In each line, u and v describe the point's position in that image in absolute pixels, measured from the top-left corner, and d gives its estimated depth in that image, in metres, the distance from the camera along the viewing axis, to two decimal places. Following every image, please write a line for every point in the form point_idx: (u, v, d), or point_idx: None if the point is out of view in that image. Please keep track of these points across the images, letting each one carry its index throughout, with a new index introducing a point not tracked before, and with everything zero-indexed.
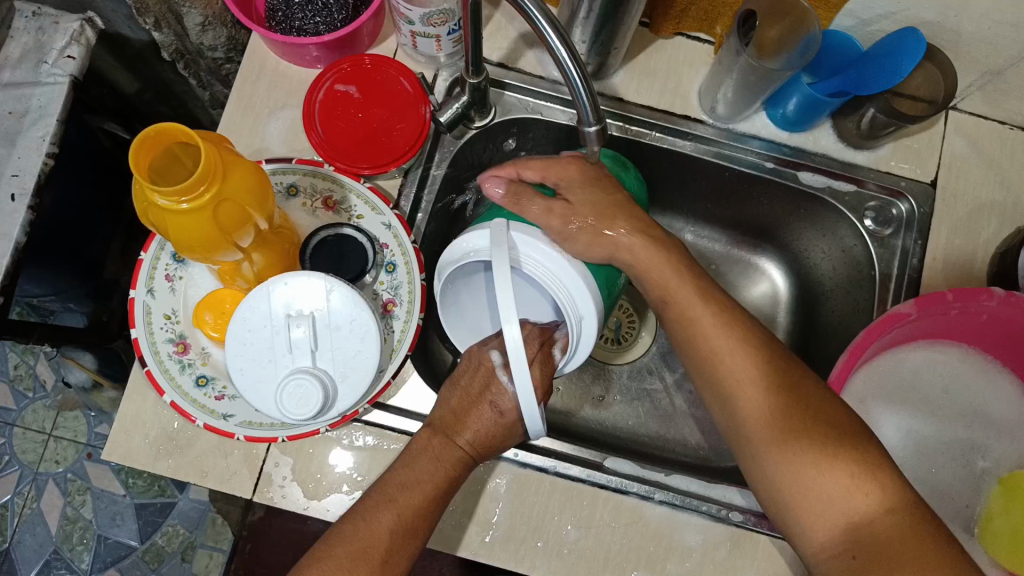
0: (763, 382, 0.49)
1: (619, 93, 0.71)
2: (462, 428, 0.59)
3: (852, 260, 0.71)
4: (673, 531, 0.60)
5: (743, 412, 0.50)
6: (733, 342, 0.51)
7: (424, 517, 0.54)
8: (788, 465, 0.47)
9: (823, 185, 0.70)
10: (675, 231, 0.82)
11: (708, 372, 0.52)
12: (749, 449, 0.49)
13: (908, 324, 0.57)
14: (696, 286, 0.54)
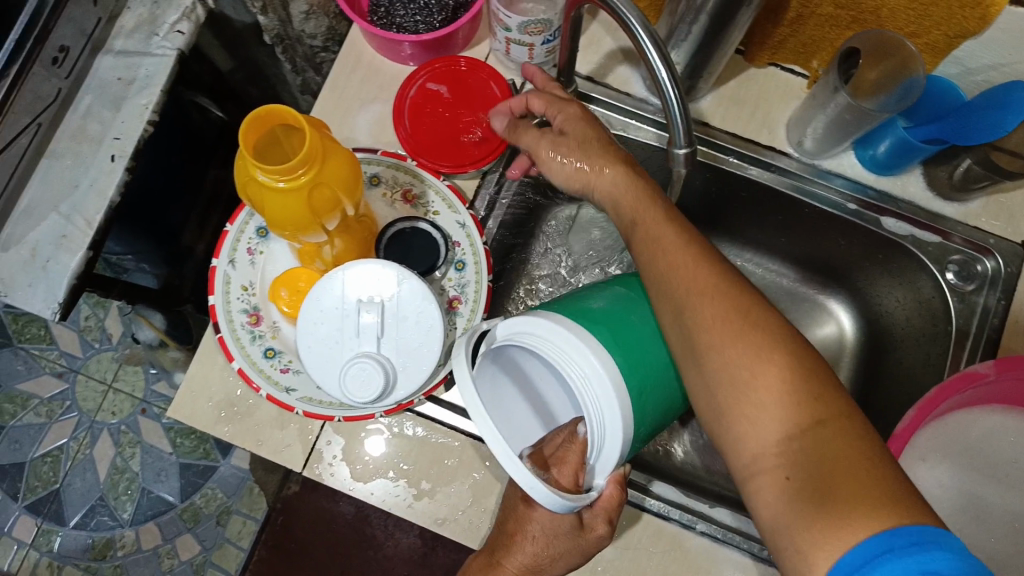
0: (777, 395, 0.41)
1: (705, 117, 0.71)
2: (508, 556, 0.53)
3: (927, 311, 0.69)
4: (712, 564, 0.60)
5: (746, 431, 0.42)
6: (733, 346, 0.43)
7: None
8: (789, 493, 0.39)
9: (907, 232, 0.68)
10: (744, 263, 0.82)
11: (721, 398, 0.43)
12: (749, 469, 0.42)
13: (987, 386, 0.54)
14: (706, 265, 0.46)
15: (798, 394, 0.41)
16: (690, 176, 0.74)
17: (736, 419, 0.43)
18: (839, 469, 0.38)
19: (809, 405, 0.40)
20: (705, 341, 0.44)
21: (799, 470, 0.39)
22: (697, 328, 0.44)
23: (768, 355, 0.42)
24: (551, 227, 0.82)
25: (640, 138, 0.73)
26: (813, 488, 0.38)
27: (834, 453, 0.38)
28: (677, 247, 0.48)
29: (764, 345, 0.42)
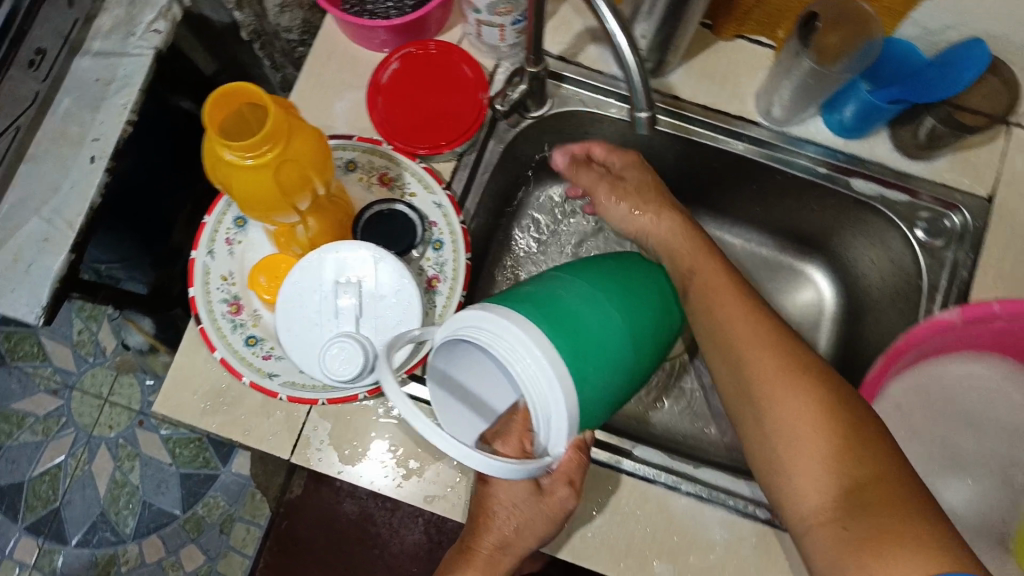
0: (817, 443, 0.45)
1: (675, 90, 0.72)
2: (478, 540, 0.55)
3: (900, 268, 0.70)
4: (698, 524, 0.60)
5: (797, 486, 0.46)
6: (801, 406, 0.47)
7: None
8: (841, 537, 0.42)
9: (876, 193, 0.69)
10: (721, 233, 0.83)
11: (775, 454, 0.47)
12: (796, 520, 0.46)
13: (952, 335, 0.57)
14: (755, 320, 0.51)
15: (851, 454, 0.44)
16: (664, 149, 0.75)
17: (790, 468, 0.46)
18: (895, 521, 0.41)
19: (867, 470, 0.44)
20: (772, 402, 0.47)
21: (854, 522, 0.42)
22: (768, 390, 0.48)
23: (824, 415, 0.46)
24: (534, 211, 0.84)
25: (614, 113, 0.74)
26: (874, 528, 0.41)
27: (897, 513, 0.41)
28: (731, 299, 0.53)
29: (826, 410, 0.46)
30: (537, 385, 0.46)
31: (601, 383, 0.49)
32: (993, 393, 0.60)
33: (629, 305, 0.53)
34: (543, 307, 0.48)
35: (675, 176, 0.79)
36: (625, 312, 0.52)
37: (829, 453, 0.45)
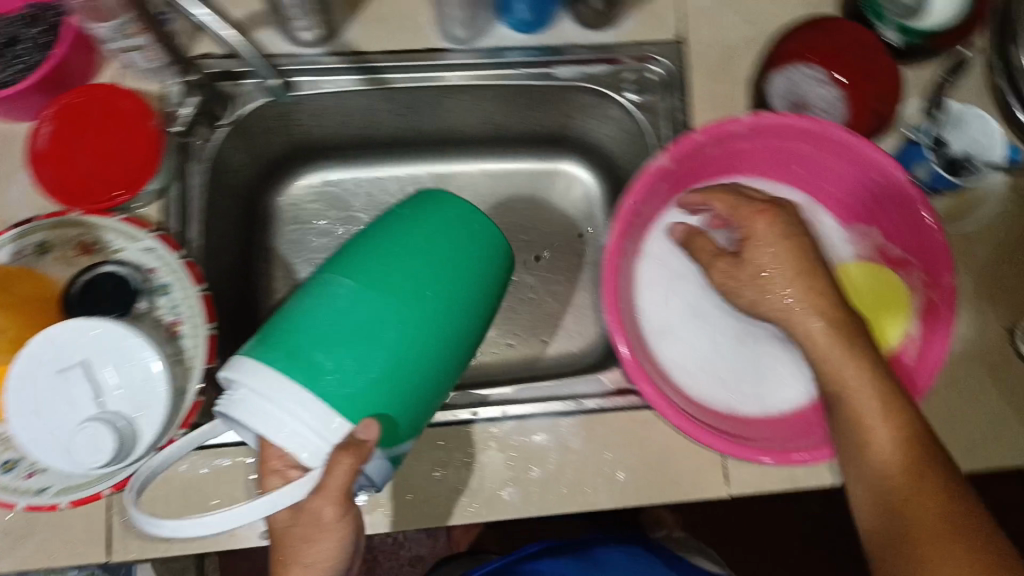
0: (909, 482, 0.44)
1: (355, 46, 0.66)
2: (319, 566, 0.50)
3: (629, 131, 0.72)
4: (524, 437, 0.65)
5: (915, 505, 0.43)
6: (891, 433, 0.46)
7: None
8: (918, 533, 0.42)
9: (578, 74, 0.69)
10: (468, 162, 0.81)
11: (880, 490, 0.45)
12: (886, 551, 0.44)
13: (672, 170, 0.62)
14: (877, 382, 0.48)
15: (927, 464, 0.45)
16: (374, 107, 0.71)
17: (905, 520, 0.43)
18: (980, 551, 0.40)
19: (931, 471, 0.44)
20: (865, 417, 0.47)
21: (940, 548, 0.41)
22: (852, 382, 0.49)
23: (914, 442, 0.46)
24: (288, 215, 0.78)
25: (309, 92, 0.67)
26: (972, 568, 0.40)
27: (982, 529, 0.42)
28: (847, 354, 0.50)
29: (894, 413, 0.47)
30: (277, 430, 0.43)
31: (380, 399, 0.46)
32: None
33: (404, 298, 0.48)
34: (293, 352, 0.45)
35: (405, 126, 0.75)
36: (398, 307, 0.47)
37: (912, 468, 0.45)
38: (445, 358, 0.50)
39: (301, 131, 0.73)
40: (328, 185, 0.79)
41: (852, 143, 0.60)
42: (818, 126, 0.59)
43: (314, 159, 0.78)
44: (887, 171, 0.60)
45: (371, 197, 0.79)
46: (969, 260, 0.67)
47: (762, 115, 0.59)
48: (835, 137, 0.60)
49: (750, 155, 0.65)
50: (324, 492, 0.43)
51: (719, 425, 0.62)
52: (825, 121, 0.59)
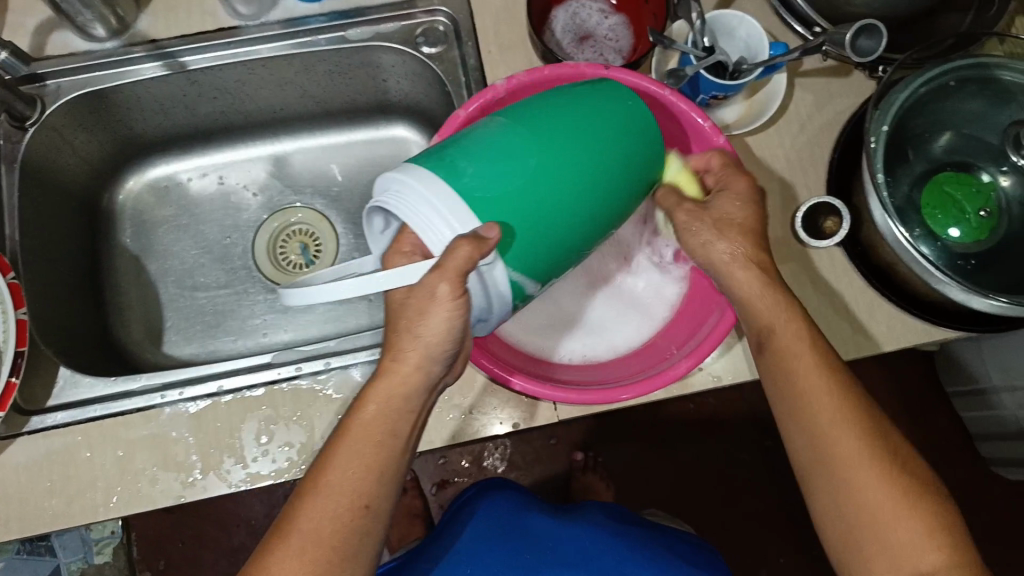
0: (864, 448, 0.49)
1: (149, 35, 0.69)
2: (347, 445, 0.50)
3: (431, 83, 0.73)
4: (352, 390, 0.64)
5: (832, 447, 0.49)
6: (814, 358, 0.51)
7: (368, 463, 0.49)
8: (838, 454, 0.49)
9: (370, 33, 0.70)
10: (307, 139, 0.83)
11: (798, 414, 0.51)
12: (819, 491, 0.50)
13: None
14: (807, 337, 0.51)
15: (849, 392, 0.50)
16: (187, 93, 0.73)
17: (817, 432, 0.50)
18: (897, 476, 0.48)
19: (857, 399, 0.50)
20: (789, 349, 0.51)
21: (858, 467, 0.49)
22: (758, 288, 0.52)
23: (826, 364, 0.51)
24: (130, 214, 0.81)
25: (124, 81, 0.69)
26: (892, 499, 0.48)
27: (895, 454, 0.49)
28: (774, 305, 0.52)
29: (812, 340, 0.52)
30: (417, 218, 0.45)
31: (517, 211, 0.46)
32: None
33: (545, 163, 0.47)
34: (441, 156, 0.46)
35: (226, 109, 0.77)
36: (544, 142, 0.47)
37: (833, 391, 0.50)
38: (621, 198, 0.51)
39: (129, 126, 0.76)
40: (167, 181, 0.82)
41: (611, 78, 0.61)
42: (572, 70, 0.60)
43: (150, 153, 0.80)
44: (649, 94, 0.61)
45: (211, 186, 0.83)
46: (768, 159, 0.68)
47: (514, 74, 0.59)
48: (592, 77, 0.61)
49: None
50: (441, 269, 0.44)
51: (592, 378, 0.61)
52: (576, 64, 0.59)
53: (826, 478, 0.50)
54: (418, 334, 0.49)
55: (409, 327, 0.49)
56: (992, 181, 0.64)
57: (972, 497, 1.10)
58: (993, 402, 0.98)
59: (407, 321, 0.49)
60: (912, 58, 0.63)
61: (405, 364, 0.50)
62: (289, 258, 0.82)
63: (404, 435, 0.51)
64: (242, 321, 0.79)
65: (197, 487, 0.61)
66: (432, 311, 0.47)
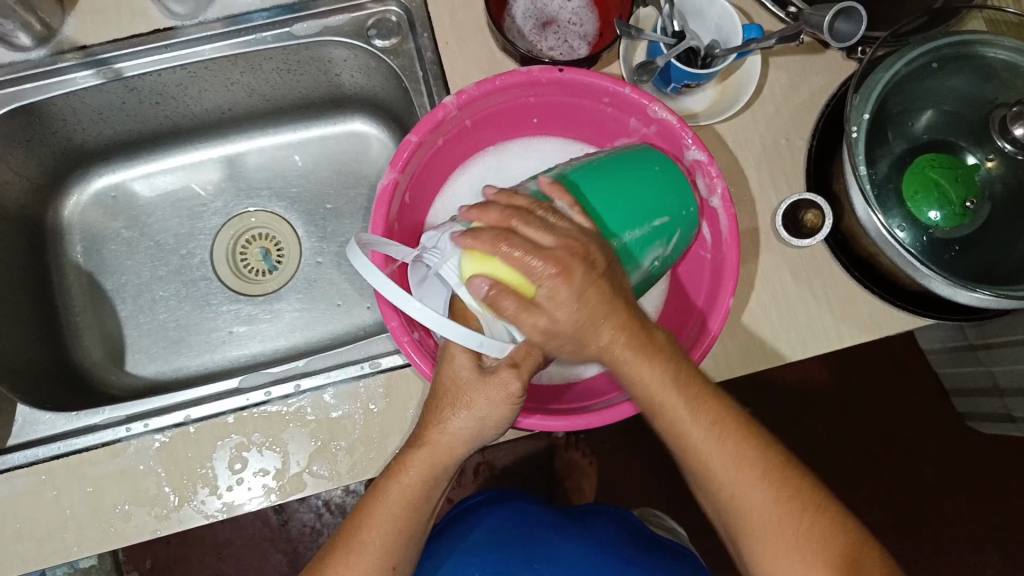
0: (732, 464, 0.48)
1: (78, 41, 0.64)
2: (386, 492, 0.51)
3: (386, 77, 0.69)
4: (324, 411, 0.63)
5: (713, 477, 0.49)
6: (705, 424, 0.48)
7: (400, 524, 0.51)
8: (751, 529, 0.48)
9: (317, 28, 0.65)
10: (259, 139, 0.79)
11: (705, 483, 0.49)
12: (716, 510, 0.50)
13: (420, 154, 0.57)
14: (673, 376, 0.47)
15: (745, 454, 0.48)
16: (126, 99, 0.68)
17: (727, 495, 0.49)
18: (784, 500, 0.48)
19: (762, 460, 0.49)
20: (676, 420, 0.48)
21: (772, 537, 0.48)
22: (628, 357, 0.46)
23: (723, 428, 0.48)
24: (78, 229, 0.77)
25: (57, 93, 0.64)
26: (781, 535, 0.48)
27: (806, 515, 0.48)
28: (650, 362, 0.47)
29: (699, 404, 0.48)
30: (466, 281, 0.46)
31: None
32: (494, 171, 0.64)
33: None
34: None
35: (170, 113, 0.73)
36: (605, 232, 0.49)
37: (729, 453, 0.48)
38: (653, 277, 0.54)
39: (67, 137, 0.71)
40: (114, 190, 0.78)
41: (568, 80, 0.57)
42: (525, 77, 0.56)
43: (93, 163, 0.76)
44: (609, 91, 0.57)
45: (161, 193, 0.79)
46: (744, 146, 0.65)
47: (465, 87, 0.54)
48: (546, 81, 0.57)
49: (481, 127, 0.61)
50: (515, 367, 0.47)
51: None
52: (528, 70, 0.56)
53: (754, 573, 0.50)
54: (597, 329, 0.45)
55: (456, 402, 0.49)
56: (977, 163, 0.62)
57: (954, 452, 1.08)
58: (970, 358, 0.96)
59: (456, 395, 0.50)
60: (892, 36, 0.62)
61: (448, 438, 0.50)
62: (251, 264, 0.79)
63: (436, 495, 0.52)
64: (206, 334, 0.76)
65: (172, 519, 0.60)
66: (492, 398, 0.48)
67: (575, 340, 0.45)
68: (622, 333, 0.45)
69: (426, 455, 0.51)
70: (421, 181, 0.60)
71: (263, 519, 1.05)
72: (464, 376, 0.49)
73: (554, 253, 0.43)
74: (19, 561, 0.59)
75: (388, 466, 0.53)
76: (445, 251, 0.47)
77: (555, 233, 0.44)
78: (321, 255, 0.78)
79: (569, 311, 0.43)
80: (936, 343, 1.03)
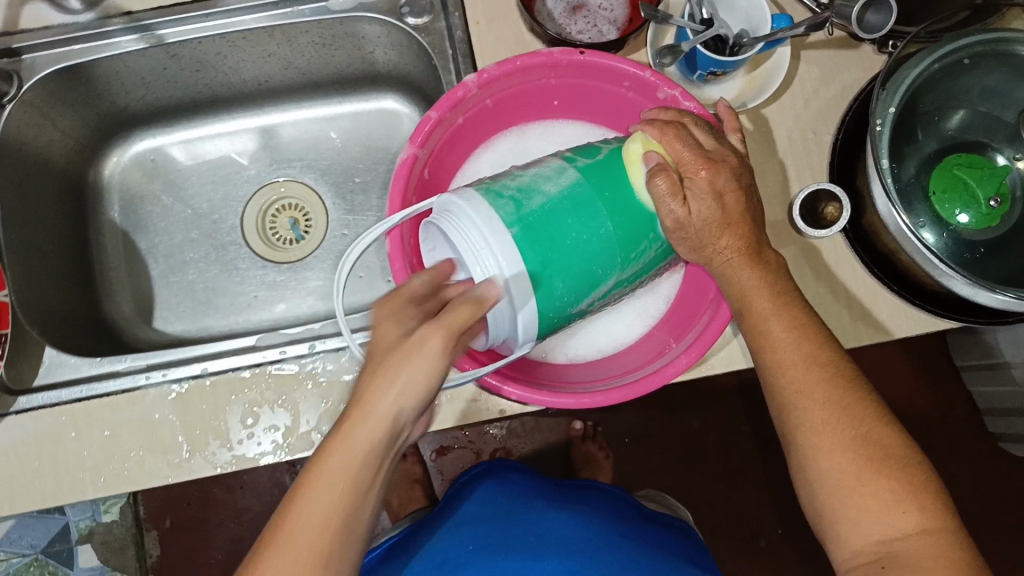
0: (830, 377, 0.51)
1: (125, 6, 0.67)
2: (293, 515, 0.41)
3: (417, 54, 0.70)
4: (338, 375, 0.64)
5: (789, 390, 0.52)
6: (787, 326, 0.52)
7: (320, 538, 0.41)
8: (800, 427, 0.51)
9: (352, 4, 0.67)
10: (291, 112, 0.81)
11: (782, 405, 0.52)
12: (795, 449, 0.52)
13: (441, 131, 0.58)
14: (778, 284, 0.53)
15: (819, 362, 0.52)
16: (168, 66, 0.71)
17: (797, 411, 0.52)
18: (858, 441, 0.50)
19: (832, 367, 0.52)
20: (762, 320, 0.53)
21: (823, 436, 0.50)
22: (735, 262, 0.53)
23: (802, 332, 0.52)
24: (118, 190, 0.80)
25: (104, 55, 0.67)
26: (855, 463, 0.50)
27: (865, 425, 0.50)
28: (760, 274, 0.53)
29: (786, 309, 0.53)
30: (472, 251, 0.46)
31: (561, 321, 0.51)
32: (511, 152, 0.65)
33: (593, 276, 0.49)
34: (540, 249, 0.47)
35: (210, 82, 0.75)
36: (613, 246, 0.49)
37: (804, 360, 0.52)
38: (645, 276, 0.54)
39: (111, 100, 0.74)
40: (153, 154, 0.81)
41: (589, 62, 0.58)
42: (545, 58, 0.57)
43: (135, 127, 0.79)
44: (629, 75, 0.58)
45: (199, 160, 0.81)
46: (769, 138, 0.65)
47: (486, 67, 0.55)
48: (566, 63, 0.58)
49: (501, 108, 0.62)
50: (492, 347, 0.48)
51: (651, 352, 0.61)
52: (548, 52, 0.56)
53: (821, 509, 0.51)
54: (708, 243, 0.52)
55: (377, 374, 0.43)
56: (1007, 164, 0.61)
57: (981, 474, 1.05)
58: (1004, 377, 0.93)
59: (374, 366, 0.43)
60: (926, 31, 0.60)
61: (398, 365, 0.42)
62: (279, 233, 0.81)
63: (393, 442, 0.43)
64: (231, 297, 0.78)
65: (183, 468, 0.62)
66: (411, 362, 0.43)
67: (696, 239, 0.52)
68: (734, 249, 0.52)
69: (326, 449, 0.42)
70: (440, 160, 0.61)
71: (282, 488, 1.07)
72: (387, 342, 0.44)
73: (705, 155, 0.51)
74: (37, 497, 0.61)
75: (337, 424, 0.44)
76: (456, 217, 0.47)
77: (712, 142, 0.53)
78: (345, 228, 0.80)
79: (705, 206, 0.51)
80: (971, 360, 1.00)
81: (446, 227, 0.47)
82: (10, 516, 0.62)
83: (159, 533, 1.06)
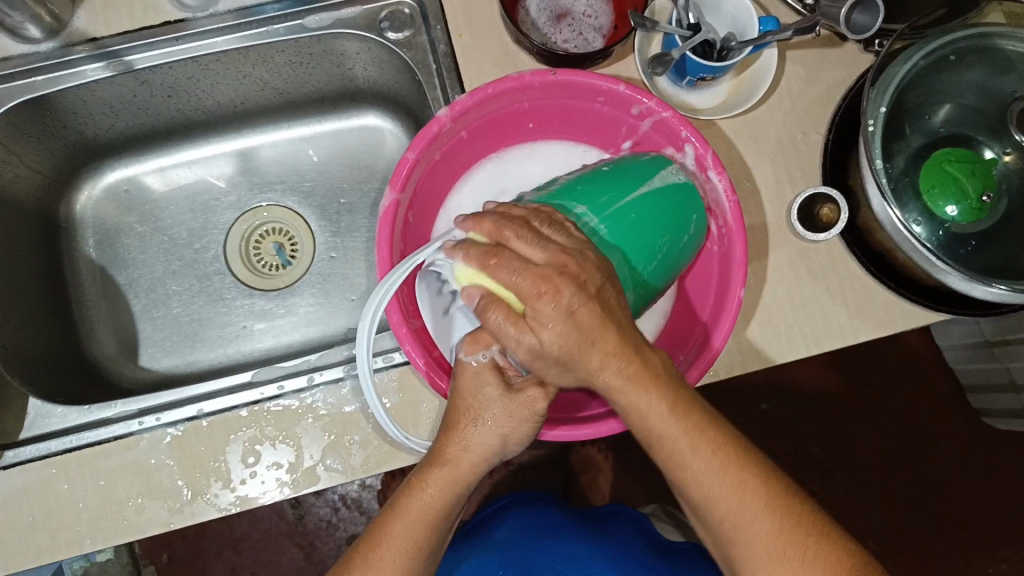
0: (739, 471, 0.45)
1: (89, 33, 0.63)
2: (397, 521, 0.49)
3: (397, 67, 0.69)
4: (342, 405, 0.63)
5: (698, 495, 0.46)
6: (682, 426, 0.45)
7: (418, 543, 0.49)
8: (751, 553, 0.45)
9: (330, 20, 0.65)
10: (261, 134, 0.79)
11: (697, 504, 0.46)
12: (723, 548, 0.47)
13: (422, 168, 0.57)
14: (663, 392, 0.44)
15: (729, 454, 0.46)
16: (137, 93, 0.68)
17: (716, 510, 0.46)
18: (795, 543, 0.45)
19: (766, 486, 0.46)
20: (679, 456, 0.45)
21: (771, 564, 0.44)
22: (621, 385, 0.44)
23: (705, 436, 0.45)
24: (91, 223, 0.77)
25: (69, 85, 0.64)
26: (795, 566, 0.44)
27: (811, 549, 0.45)
28: (647, 387, 0.44)
29: (686, 416, 0.45)
30: None
31: None
32: (498, 176, 0.64)
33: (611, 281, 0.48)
34: None
35: (183, 106, 0.72)
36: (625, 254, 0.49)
37: (715, 465, 0.45)
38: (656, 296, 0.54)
39: (78, 131, 0.70)
40: (127, 183, 0.78)
41: (561, 82, 0.57)
42: (516, 83, 0.55)
43: (105, 156, 0.76)
44: (603, 90, 0.57)
45: (174, 188, 0.79)
46: (761, 142, 0.65)
47: (459, 99, 0.54)
48: (538, 85, 0.56)
49: (480, 136, 0.61)
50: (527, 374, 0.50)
51: None
52: (518, 76, 0.55)
53: None
54: (657, 287, 0.50)
55: (477, 416, 0.48)
56: (995, 158, 0.61)
57: (969, 449, 1.07)
58: (986, 355, 0.95)
59: (477, 411, 0.48)
60: (909, 29, 0.61)
61: (470, 456, 0.49)
62: (264, 259, 0.79)
63: (454, 512, 0.50)
64: (220, 329, 0.76)
65: (185, 512, 0.60)
66: (508, 406, 0.47)
67: (643, 277, 0.49)
68: (631, 355, 0.44)
69: (440, 467, 0.49)
70: (424, 196, 0.60)
71: (280, 513, 1.05)
72: (488, 392, 0.48)
73: (635, 189, 0.50)
74: (35, 554, 0.59)
75: (427, 452, 0.51)
76: (469, 258, 0.46)
77: (643, 174, 0.51)
78: (333, 249, 0.78)
79: (556, 331, 0.42)
80: (954, 339, 1.02)
81: (461, 264, 0.47)
82: (7, 575, 0.59)
83: (156, 569, 1.03)
